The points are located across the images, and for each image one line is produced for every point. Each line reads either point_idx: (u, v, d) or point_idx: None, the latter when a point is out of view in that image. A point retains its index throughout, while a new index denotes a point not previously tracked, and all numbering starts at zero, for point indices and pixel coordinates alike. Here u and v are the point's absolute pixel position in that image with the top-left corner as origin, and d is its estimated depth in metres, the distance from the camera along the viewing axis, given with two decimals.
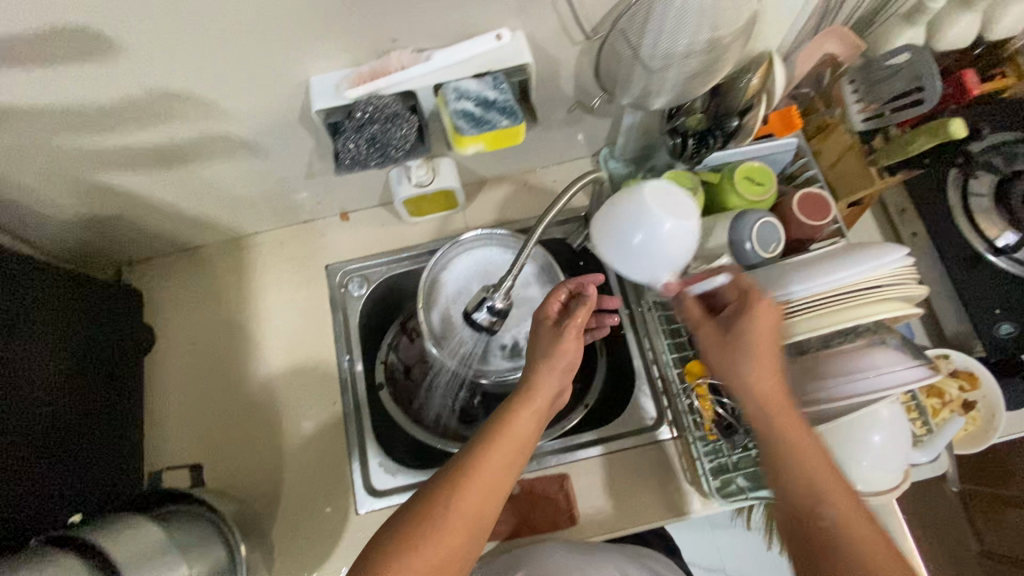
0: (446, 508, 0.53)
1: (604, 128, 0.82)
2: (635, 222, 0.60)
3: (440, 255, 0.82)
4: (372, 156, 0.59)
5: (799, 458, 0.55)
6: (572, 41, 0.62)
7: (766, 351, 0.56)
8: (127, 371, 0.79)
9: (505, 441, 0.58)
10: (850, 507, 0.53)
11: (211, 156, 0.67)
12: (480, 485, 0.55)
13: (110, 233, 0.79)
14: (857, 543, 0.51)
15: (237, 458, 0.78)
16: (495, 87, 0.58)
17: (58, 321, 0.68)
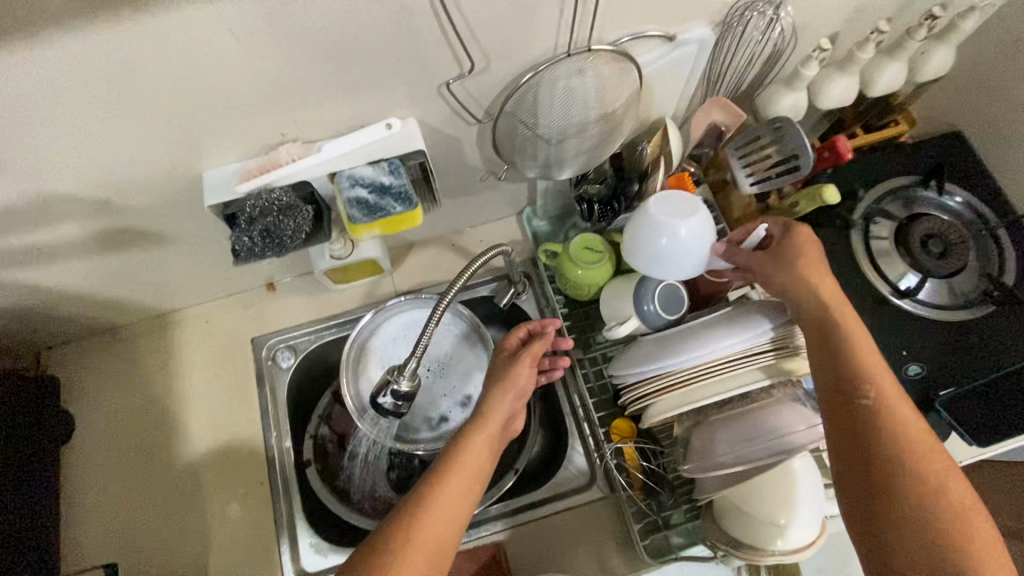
0: (416, 526, 0.51)
1: (521, 190, 0.84)
2: (655, 227, 0.62)
3: (366, 320, 0.82)
4: (269, 247, 0.58)
5: (880, 381, 0.51)
6: (468, 122, 0.64)
7: (816, 260, 0.58)
8: (40, 465, 0.75)
9: (463, 466, 0.57)
10: (895, 421, 0.49)
11: (115, 247, 0.67)
12: (445, 508, 0.53)
13: (21, 323, 0.77)
14: (913, 454, 0.47)
15: (161, 548, 0.76)
16: (390, 172, 0.59)
17: None
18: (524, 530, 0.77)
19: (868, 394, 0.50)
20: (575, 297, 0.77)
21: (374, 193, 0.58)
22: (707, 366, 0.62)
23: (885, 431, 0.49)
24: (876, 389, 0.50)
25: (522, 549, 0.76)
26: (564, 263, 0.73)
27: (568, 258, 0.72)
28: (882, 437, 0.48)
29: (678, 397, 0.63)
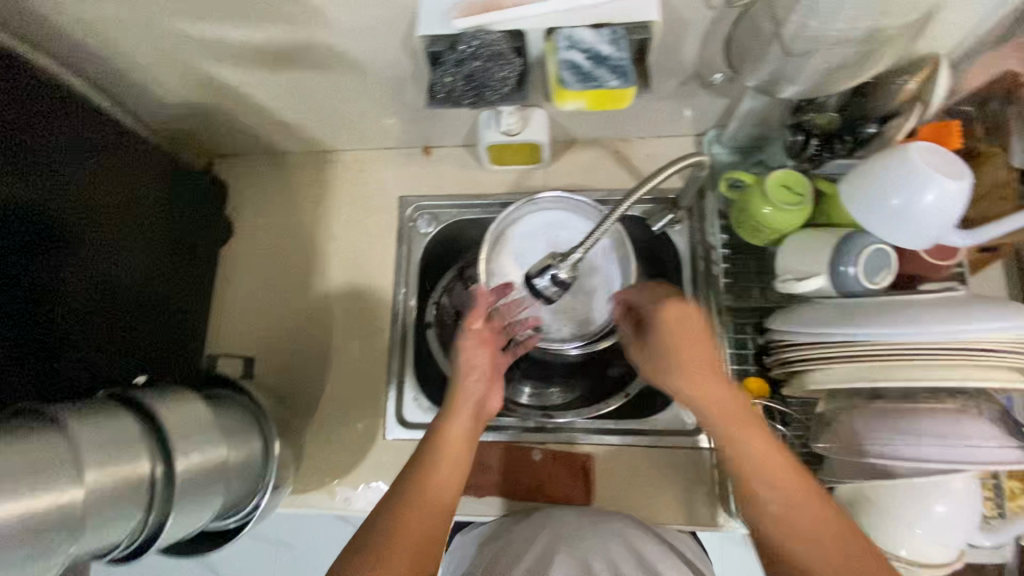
0: (405, 518, 0.56)
1: (716, 108, 0.75)
2: (904, 183, 0.54)
3: (511, 209, 0.80)
4: (467, 95, 0.56)
5: (749, 442, 0.54)
6: (710, 5, 0.56)
7: (709, 372, 0.56)
8: (197, 258, 0.82)
9: (447, 449, 0.61)
10: (816, 510, 0.51)
11: (310, 66, 0.67)
12: (431, 494, 0.58)
13: (206, 124, 0.81)
14: (768, 512, 0.53)
15: (285, 360, 0.83)
16: (612, 41, 0.53)
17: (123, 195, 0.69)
18: (617, 452, 0.76)
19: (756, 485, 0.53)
20: (748, 239, 0.70)
21: (593, 62, 0.52)
22: (893, 345, 0.54)
23: (820, 512, 0.51)
24: (790, 484, 0.52)
25: (611, 469, 0.75)
26: (754, 197, 0.65)
27: (760, 192, 0.64)
28: (824, 545, 0.51)
29: (840, 369, 0.57)
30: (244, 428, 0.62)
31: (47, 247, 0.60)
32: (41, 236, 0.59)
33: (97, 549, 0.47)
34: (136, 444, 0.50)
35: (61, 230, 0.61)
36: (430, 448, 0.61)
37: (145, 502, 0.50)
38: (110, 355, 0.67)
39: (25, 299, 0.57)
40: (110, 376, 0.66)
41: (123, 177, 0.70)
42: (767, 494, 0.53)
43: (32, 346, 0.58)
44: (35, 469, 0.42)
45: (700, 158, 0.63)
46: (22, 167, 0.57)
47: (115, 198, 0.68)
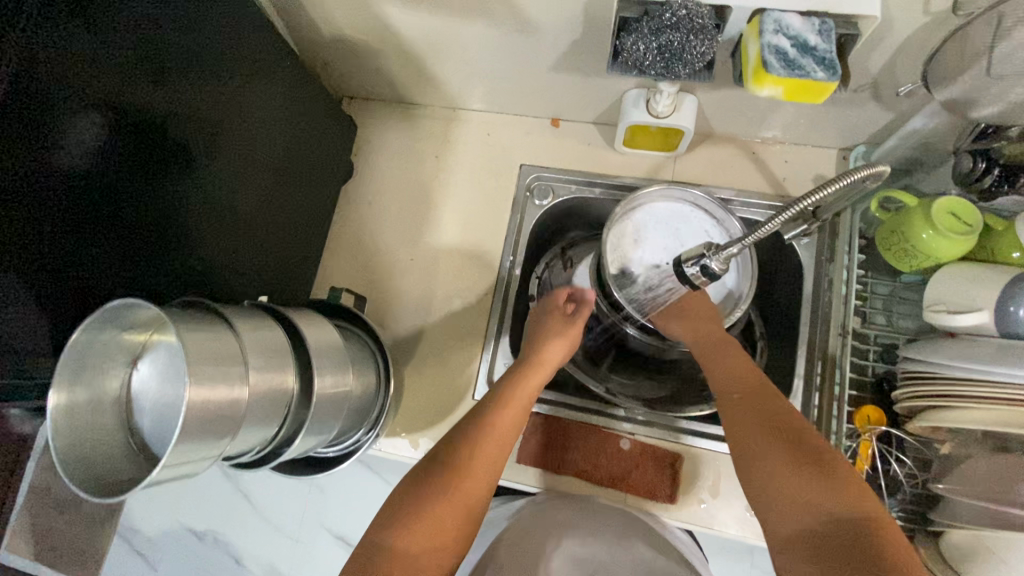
0: (459, 468, 0.57)
1: (877, 124, 0.72)
2: None
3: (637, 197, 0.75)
4: (656, 65, 0.54)
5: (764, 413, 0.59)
6: (926, 10, 0.53)
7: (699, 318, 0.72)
8: (322, 192, 0.84)
9: (512, 404, 0.64)
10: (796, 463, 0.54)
11: (478, 17, 0.66)
12: (490, 441, 0.60)
13: (351, 63, 0.82)
14: (778, 485, 0.53)
15: (386, 306, 0.84)
16: (818, 31, 0.51)
17: (278, 113, 0.71)
18: (707, 456, 0.74)
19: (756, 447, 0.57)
20: (892, 262, 0.68)
21: (799, 49, 0.50)
22: None
23: (792, 458, 0.54)
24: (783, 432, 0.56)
25: (699, 471, 0.73)
26: (914, 219, 0.62)
27: (923, 215, 0.62)
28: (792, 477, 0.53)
29: (974, 410, 0.55)
30: (361, 361, 0.65)
31: (183, 162, 0.57)
32: (177, 150, 0.56)
33: (240, 449, 0.49)
34: (287, 357, 0.52)
35: (195, 147, 0.58)
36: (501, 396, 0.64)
37: (284, 413, 0.52)
38: (229, 269, 0.66)
39: (160, 211, 0.55)
40: (229, 288, 0.67)
41: (258, 95, 0.66)
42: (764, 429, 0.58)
43: (165, 254, 0.57)
44: (214, 358, 0.44)
45: (880, 168, 0.56)
46: (169, 75, 0.54)
47: (246, 118, 0.65)
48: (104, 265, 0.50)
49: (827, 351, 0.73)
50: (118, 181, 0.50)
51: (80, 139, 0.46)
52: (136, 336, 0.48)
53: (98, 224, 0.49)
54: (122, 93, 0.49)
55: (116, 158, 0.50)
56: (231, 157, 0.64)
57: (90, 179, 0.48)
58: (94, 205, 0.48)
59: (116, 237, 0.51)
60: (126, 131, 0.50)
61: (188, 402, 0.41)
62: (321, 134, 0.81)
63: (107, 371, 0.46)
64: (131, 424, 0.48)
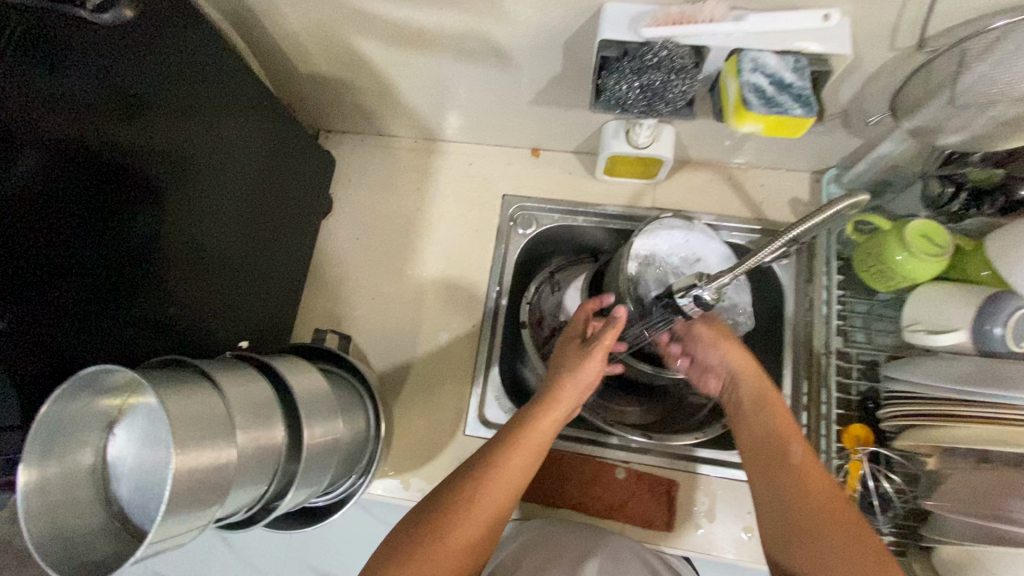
0: (452, 521, 0.55)
1: (847, 148, 0.74)
2: None
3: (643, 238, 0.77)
4: (638, 103, 0.56)
5: (798, 463, 0.61)
6: (892, 46, 0.55)
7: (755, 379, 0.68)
8: (300, 231, 0.82)
9: (521, 449, 0.60)
10: (840, 520, 0.57)
11: (458, 54, 0.66)
12: (494, 486, 0.58)
13: (328, 98, 0.81)
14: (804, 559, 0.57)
15: (371, 343, 0.82)
16: (795, 69, 0.52)
17: (253, 152, 0.69)
18: (702, 481, 0.74)
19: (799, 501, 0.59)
20: (870, 282, 0.70)
21: (776, 86, 0.52)
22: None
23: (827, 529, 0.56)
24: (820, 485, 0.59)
25: (696, 496, 0.73)
26: (890, 242, 0.64)
27: (898, 237, 0.64)
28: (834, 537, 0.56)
29: (965, 427, 0.56)
30: (349, 406, 0.63)
31: (152, 202, 0.55)
32: (145, 190, 0.54)
33: (228, 512, 0.47)
34: (274, 412, 0.49)
35: (164, 186, 0.56)
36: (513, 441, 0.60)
37: (274, 470, 0.50)
38: (204, 312, 0.63)
39: (128, 252, 0.52)
40: (205, 332, 0.64)
41: (233, 135, 0.65)
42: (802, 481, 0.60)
43: (135, 297, 0.54)
44: (199, 421, 0.42)
45: (857, 197, 0.56)
46: (139, 115, 0.52)
47: (220, 153, 0.63)
48: (72, 312, 0.47)
49: (811, 370, 0.75)
50: (82, 221, 0.47)
51: (38, 178, 0.44)
52: (113, 400, 0.46)
53: (60, 266, 0.46)
54: (86, 131, 0.47)
55: (80, 197, 0.47)
56: (204, 198, 0.61)
57: (49, 219, 0.45)
58: (55, 247, 0.46)
59: (82, 280, 0.48)
60: (89, 171, 0.48)
61: (175, 472, 0.39)
62: (299, 172, 0.80)
63: (82, 438, 0.44)
64: (108, 494, 0.45)
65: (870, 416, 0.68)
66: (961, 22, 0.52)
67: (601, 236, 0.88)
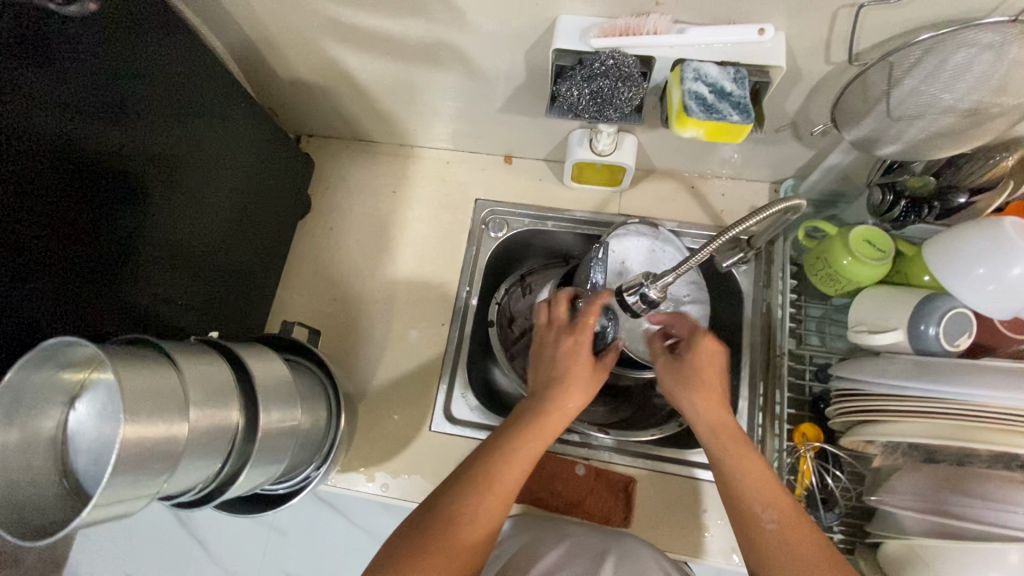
0: (458, 527, 0.55)
1: (801, 159, 0.78)
2: (987, 255, 0.57)
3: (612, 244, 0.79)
4: (589, 109, 0.59)
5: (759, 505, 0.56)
6: (828, 60, 0.59)
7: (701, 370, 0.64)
8: (276, 222, 0.84)
9: (523, 460, 0.59)
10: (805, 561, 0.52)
11: (428, 61, 0.70)
12: (495, 501, 0.57)
13: (308, 103, 0.85)
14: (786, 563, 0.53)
15: (344, 339, 0.85)
16: (733, 78, 0.56)
17: (229, 145, 0.71)
18: (660, 478, 0.76)
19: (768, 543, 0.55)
20: (818, 285, 0.73)
21: (716, 94, 0.56)
22: (965, 404, 0.56)
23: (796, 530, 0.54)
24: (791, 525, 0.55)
25: (655, 494, 0.75)
26: (836, 246, 0.67)
27: (843, 242, 0.67)
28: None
29: (902, 423, 0.58)
30: (312, 394, 0.65)
31: (119, 199, 0.56)
32: (112, 187, 0.55)
33: (181, 487, 0.48)
34: (232, 393, 0.51)
35: (133, 184, 0.57)
36: (515, 452, 0.59)
37: (228, 449, 0.51)
38: (167, 305, 0.65)
39: (90, 245, 0.53)
40: (168, 323, 0.65)
41: (204, 137, 0.67)
42: (767, 525, 0.55)
43: (95, 288, 0.55)
44: (157, 394, 0.44)
45: (793, 204, 0.62)
46: (111, 115, 0.54)
47: (196, 148, 0.65)
48: (29, 297, 0.49)
49: (767, 372, 0.77)
50: (46, 212, 0.49)
51: (6, 171, 0.45)
52: (74, 375, 0.48)
53: (21, 254, 0.47)
54: (54, 128, 0.49)
55: (43, 191, 0.48)
56: (177, 189, 0.63)
57: (13, 210, 0.46)
58: (18, 236, 0.47)
59: (41, 267, 0.49)
60: (57, 167, 0.49)
61: (122, 439, 0.40)
62: (275, 163, 0.82)
63: (42, 409, 0.46)
64: (66, 466, 0.47)
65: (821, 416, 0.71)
66: (890, 38, 0.56)
67: (570, 241, 0.91)
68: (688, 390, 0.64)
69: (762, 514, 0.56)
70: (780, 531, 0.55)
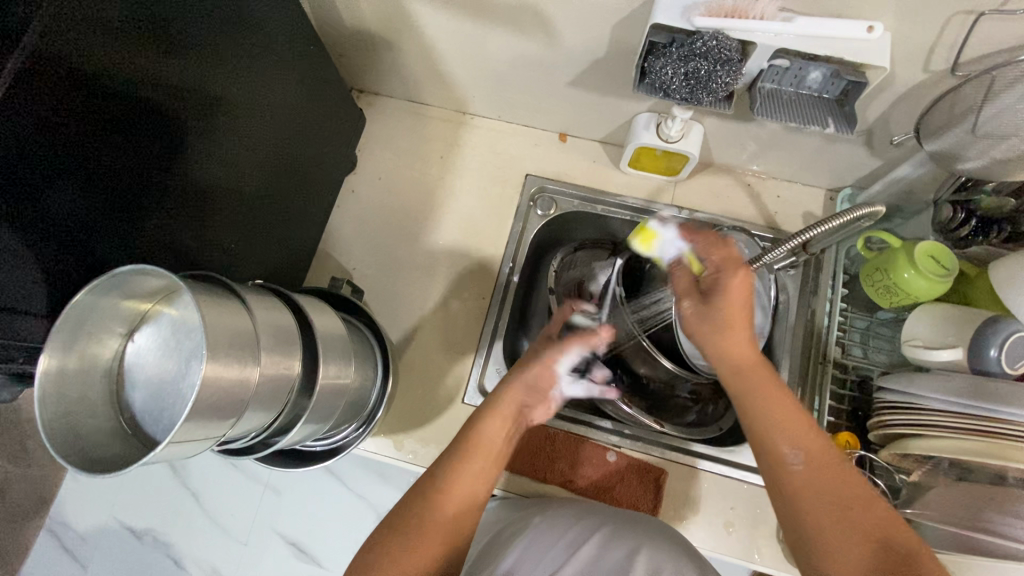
0: (435, 504, 0.54)
1: (865, 169, 0.78)
2: None
3: None
4: (681, 89, 0.57)
5: (783, 435, 0.52)
6: (926, 68, 0.58)
7: (739, 316, 0.56)
8: (320, 163, 0.80)
9: (475, 454, 0.58)
10: (832, 493, 0.49)
11: (505, 23, 0.68)
12: (445, 498, 0.55)
13: (369, 56, 0.82)
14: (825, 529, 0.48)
15: (380, 302, 0.83)
16: (818, 91, 0.61)
17: (276, 76, 0.66)
18: (688, 472, 0.76)
19: (791, 473, 0.50)
20: (874, 297, 0.73)
21: (796, 98, 0.61)
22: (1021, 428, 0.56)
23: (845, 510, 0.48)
24: (820, 458, 0.50)
25: (683, 487, 0.75)
26: (898, 259, 0.67)
27: (907, 256, 0.67)
28: (831, 518, 0.48)
29: (946, 439, 0.59)
30: (363, 352, 0.64)
31: (165, 137, 0.52)
32: (162, 122, 0.51)
33: (236, 434, 0.47)
34: (295, 343, 0.49)
35: (183, 124, 0.53)
36: (462, 450, 0.58)
37: (284, 403, 0.50)
38: (209, 247, 0.62)
39: (132, 183, 0.49)
40: (208, 268, 0.62)
41: (250, 74, 0.61)
42: (794, 466, 0.50)
43: (139, 225, 0.51)
44: (233, 335, 0.42)
45: (874, 209, 0.62)
46: (158, 43, 0.48)
47: (240, 81, 0.60)
48: (76, 222, 0.45)
49: (806, 378, 0.77)
50: (96, 147, 0.45)
51: (63, 100, 0.42)
52: (139, 305, 0.46)
53: (70, 183, 0.44)
54: (110, 58, 0.44)
55: (97, 123, 0.45)
56: (222, 122, 0.58)
57: (66, 140, 0.42)
58: (69, 164, 0.43)
59: (92, 197, 0.46)
60: (107, 100, 0.45)
61: (204, 377, 0.39)
62: (323, 98, 0.77)
63: (101, 339, 0.44)
64: (121, 402, 0.45)
65: (859, 425, 0.73)
66: (995, 51, 0.54)
67: (619, 226, 0.89)
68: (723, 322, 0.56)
69: (787, 452, 0.51)
70: (809, 472, 0.50)
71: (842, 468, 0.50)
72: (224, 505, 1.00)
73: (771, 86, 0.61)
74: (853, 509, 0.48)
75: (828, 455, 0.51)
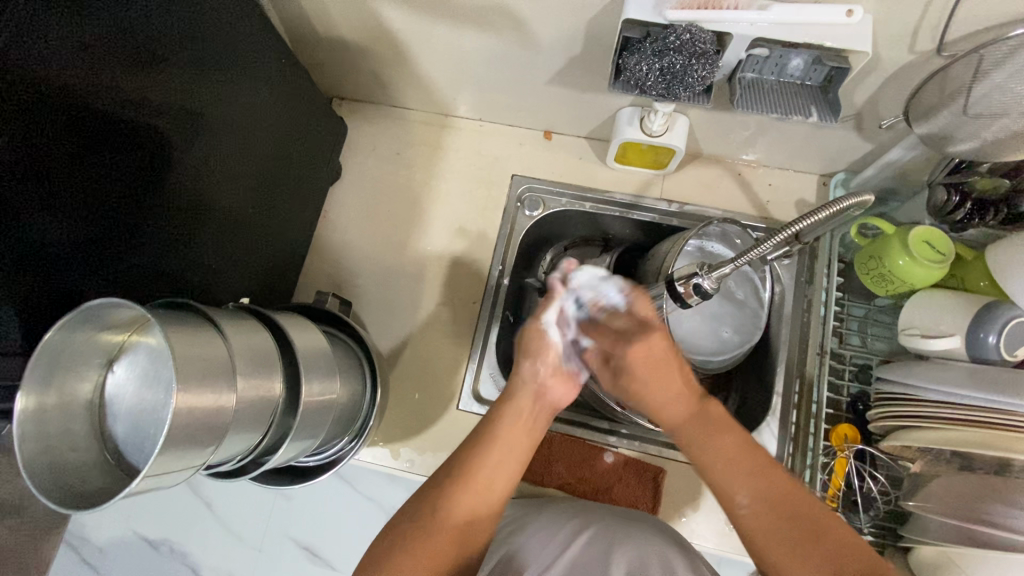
0: (447, 503, 0.52)
1: (857, 153, 0.76)
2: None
3: (667, 242, 0.78)
4: (657, 86, 0.55)
5: (737, 484, 0.51)
6: (912, 49, 0.56)
7: (664, 374, 0.56)
8: (306, 182, 0.81)
9: (492, 447, 0.55)
10: (780, 536, 0.48)
11: (477, 24, 0.66)
12: (465, 490, 0.53)
13: (346, 63, 0.81)
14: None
15: (372, 310, 0.83)
16: (801, 78, 0.59)
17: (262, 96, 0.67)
18: (686, 469, 0.75)
19: (744, 520, 0.50)
20: (869, 284, 0.71)
21: (778, 87, 0.59)
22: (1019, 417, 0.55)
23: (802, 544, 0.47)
24: (768, 499, 0.50)
25: (683, 486, 0.74)
26: (892, 245, 0.66)
27: (901, 242, 0.65)
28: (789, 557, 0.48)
29: (943, 430, 0.58)
30: (350, 366, 0.64)
31: (151, 160, 0.52)
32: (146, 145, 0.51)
33: (222, 458, 0.47)
34: (275, 364, 0.49)
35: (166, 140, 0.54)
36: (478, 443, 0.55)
37: (269, 423, 0.49)
38: (195, 269, 0.62)
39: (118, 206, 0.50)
40: (192, 289, 0.62)
41: (237, 96, 0.62)
42: (742, 511, 0.50)
43: (128, 242, 0.52)
44: (204, 364, 0.42)
45: (862, 199, 0.60)
46: (143, 69, 0.49)
47: (224, 103, 0.60)
48: (55, 250, 0.45)
49: (804, 368, 0.76)
50: (81, 171, 0.46)
51: (48, 129, 0.42)
52: (114, 337, 0.46)
53: (55, 211, 0.44)
54: (94, 83, 0.45)
55: (81, 145, 0.45)
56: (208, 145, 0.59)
57: (50, 168, 0.43)
58: (47, 188, 0.43)
59: (76, 226, 0.46)
60: (91, 123, 0.45)
61: (175, 408, 0.38)
62: (308, 117, 0.78)
63: (80, 373, 0.44)
64: (104, 432, 0.46)
65: (859, 417, 0.71)
66: (982, 29, 0.52)
67: (610, 223, 0.88)
68: (651, 384, 0.57)
69: (737, 497, 0.51)
70: (756, 514, 0.50)
71: (799, 504, 0.49)
72: (234, 514, 1.01)
73: (753, 76, 0.59)
74: (828, 540, 0.47)
75: (785, 495, 0.50)
